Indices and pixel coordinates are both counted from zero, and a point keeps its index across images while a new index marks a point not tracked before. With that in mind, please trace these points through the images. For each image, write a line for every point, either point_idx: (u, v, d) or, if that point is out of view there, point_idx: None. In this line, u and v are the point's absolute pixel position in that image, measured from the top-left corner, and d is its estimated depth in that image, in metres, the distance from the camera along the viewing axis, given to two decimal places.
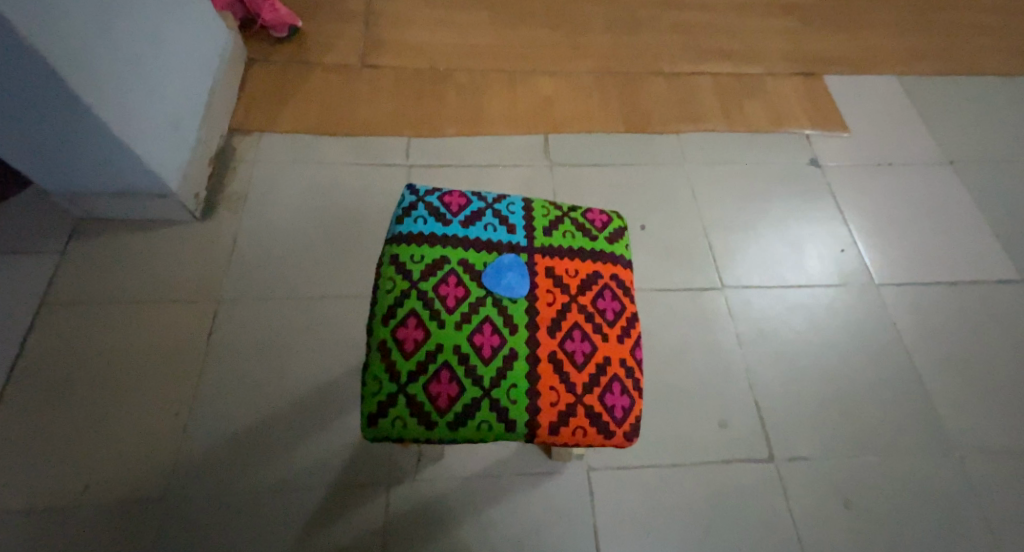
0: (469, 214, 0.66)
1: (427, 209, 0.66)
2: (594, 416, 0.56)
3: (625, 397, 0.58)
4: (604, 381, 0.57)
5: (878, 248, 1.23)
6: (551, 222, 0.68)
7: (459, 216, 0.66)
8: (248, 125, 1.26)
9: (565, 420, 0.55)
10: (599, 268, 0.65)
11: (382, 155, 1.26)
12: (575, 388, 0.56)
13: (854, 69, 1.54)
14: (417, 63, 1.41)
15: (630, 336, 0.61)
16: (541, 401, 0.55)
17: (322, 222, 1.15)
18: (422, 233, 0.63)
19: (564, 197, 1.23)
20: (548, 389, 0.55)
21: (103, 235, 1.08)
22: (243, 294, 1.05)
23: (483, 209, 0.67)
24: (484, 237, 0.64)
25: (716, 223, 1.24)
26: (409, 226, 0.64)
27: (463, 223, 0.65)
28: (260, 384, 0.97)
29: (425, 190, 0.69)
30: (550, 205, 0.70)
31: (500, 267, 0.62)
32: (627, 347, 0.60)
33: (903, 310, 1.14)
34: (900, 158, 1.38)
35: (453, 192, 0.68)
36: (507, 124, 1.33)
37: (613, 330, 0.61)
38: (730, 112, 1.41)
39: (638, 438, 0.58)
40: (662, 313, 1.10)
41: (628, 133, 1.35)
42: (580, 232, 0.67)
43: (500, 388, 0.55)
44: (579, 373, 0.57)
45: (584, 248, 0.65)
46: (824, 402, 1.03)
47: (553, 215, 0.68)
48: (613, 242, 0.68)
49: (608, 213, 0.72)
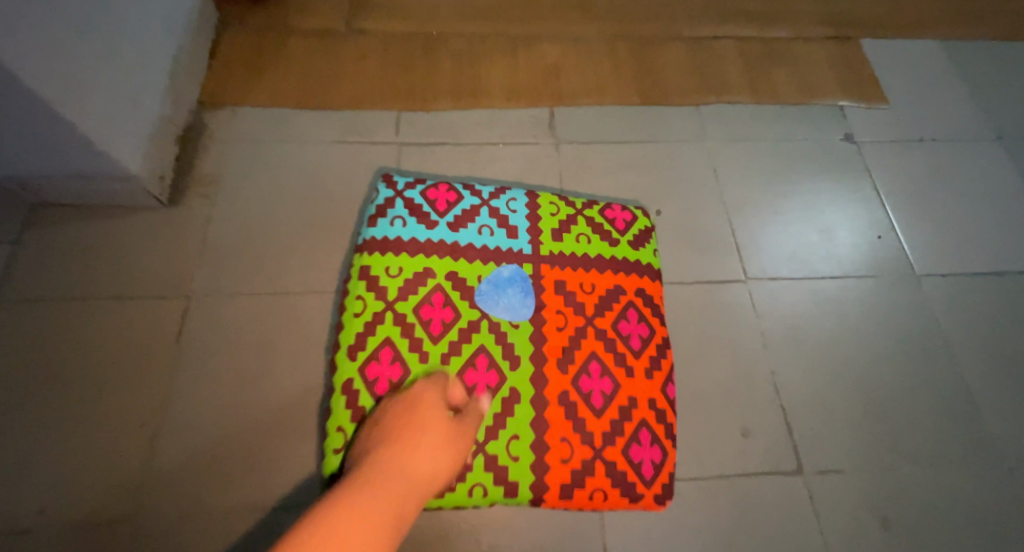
0: (456, 215, 0.85)
1: (411, 208, 0.85)
2: (619, 466, 0.74)
3: (650, 448, 0.76)
4: (626, 435, 0.75)
5: (920, 235, 1.11)
6: (558, 225, 0.88)
7: (446, 215, 0.85)
8: (220, 98, 1.14)
9: (589, 472, 0.73)
10: (624, 296, 0.84)
11: (370, 131, 1.14)
12: (597, 442, 0.74)
13: (894, 31, 1.39)
14: (408, 27, 1.27)
15: (648, 379, 0.79)
16: (562, 455, 0.73)
17: (303, 208, 1.04)
18: (399, 243, 0.81)
19: (571, 179, 1.11)
20: (566, 445, 0.74)
21: (60, 224, 0.98)
22: (215, 289, 0.95)
23: (474, 209, 0.86)
24: (476, 243, 0.84)
25: (739, 208, 1.12)
26: (390, 231, 0.82)
27: (450, 224, 0.85)
28: (235, 390, 0.87)
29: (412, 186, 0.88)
30: (555, 208, 0.89)
31: (499, 281, 0.81)
32: (647, 393, 0.78)
33: (946, 304, 1.04)
34: (943, 133, 1.24)
35: (438, 191, 0.87)
36: (508, 96, 1.20)
37: (634, 376, 0.79)
38: (755, 81, 1.27)
39: (666, 498, 0.75)
40: (679, 309, 1.00)
41: (642, 105, 1.22)
42: (590, 236, 0.88)
43: (498, 446, 0.72)
44: (600, 427, 0.75)
45: (604, 265, 0.85)
46: (858, 409, 0.93)
47: (557, 219, 0.88)
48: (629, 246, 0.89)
49: (627, 216, 0.92)
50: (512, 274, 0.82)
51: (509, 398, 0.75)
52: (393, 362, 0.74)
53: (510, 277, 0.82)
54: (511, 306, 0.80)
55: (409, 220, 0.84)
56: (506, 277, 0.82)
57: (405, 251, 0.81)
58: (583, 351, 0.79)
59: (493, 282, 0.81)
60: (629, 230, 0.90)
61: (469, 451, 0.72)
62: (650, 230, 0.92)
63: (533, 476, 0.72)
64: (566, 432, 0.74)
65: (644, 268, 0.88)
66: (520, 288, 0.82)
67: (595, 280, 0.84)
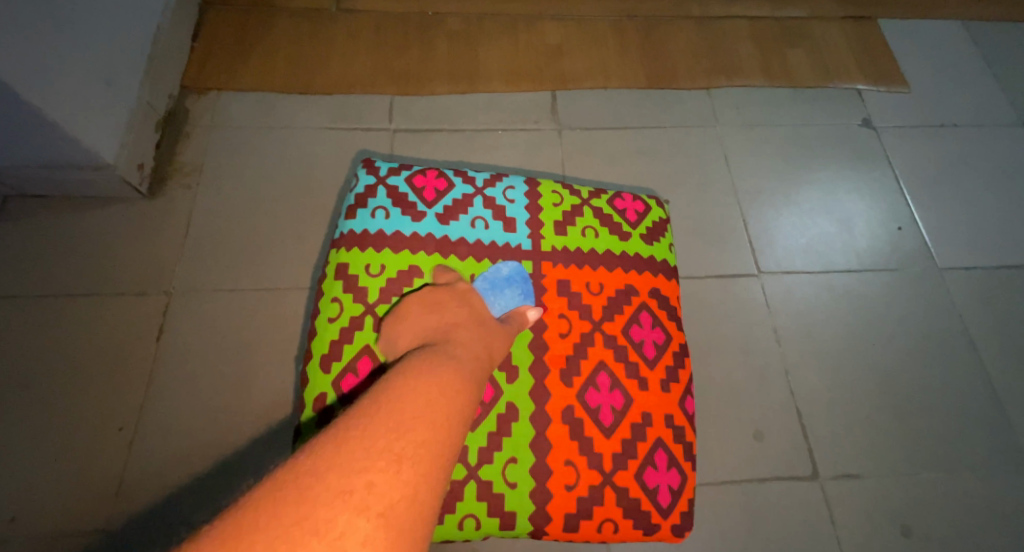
0: (445, 207, 0.78)
1: (397, 199, 0.78)
2: (632, 491, 0.67)
3: (667, 471, 0.69)
4: (638, 455, 0.68)
5: (942, 226, 1.05)
6: (559, 218, 0.81)
7: (434, 207, 0.78)
8: (204, 83, 1.08)
9: (598, 499, 0.66)
10: (633, 298, 0.77)
11: (362, 116, 1.08)
12: (605, 463, 0.67)
13: (916, 11, 1.32)
14: (402, 7, 1.21)
15: (663, 388, 0.72)
16: (566, 479, 0.66)
17: (291, 198, 0.99)
18: (382, 238, 0.74)
19: (574, 167, 1.06)
20: (570, 467, 0.66)
21: (35, 216, 0.93)
22: (198, 285, 0.90)
23: (466, 200, 0.79)
24: (467, 237, 0.77)
25: (752, 198, 1.06)
26: (372, 225, 0.75)
27: (439, 217, 0.78)
28: (219, 391, 0.83)
29: (397, 173, 0.81)
30: (557, 199, 0.82)
31: (496, 282, 0.73)
32: (660, 405, 0.71)
33: (971, 300, 0.98)
34: (966, 119, 1.18)
35: (428, 180, 0.80)
36: (508, 80, 1.14)
37: (646, 385, 0.72)
38: (769, 63, 1.20)
39: (685, 530, 0.68)
40: (689, 304, 0.95)
41: (649, 89, 1.16)
42: (598, 229, 0.81)
43: (493, 468, 0.65)
44: (608, 444, 0.68)
45: (610, 260, 0.78)
46: (877, 410, 0.89)
47: (559, 211, 0.81)
48: (639, 239, 0.82)
49: (639, 205, 0.85)
50: (510, 274, 0.74)
51: (506, 414, 0.68)
52: (374, 375, 0.67)
53: (508, 277, 0.74)
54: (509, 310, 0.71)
55: (393, 210, 0.77)
56: (503, 277, 0.74)
57: (386, 247, 0.74)
58: (590, 360, 0.72)
59: (489, 283, 0.73)
60: (640, 223, 0.83)
61: (461, 474, 0.65)
62: (661, 222, 0.85)
63: (532, 506, 0.65)
64: (571, 454, 0.67)
65: (657, 263, 0.81)
66: (519, 288, 0.73)
67: (601, 280, 0.77)
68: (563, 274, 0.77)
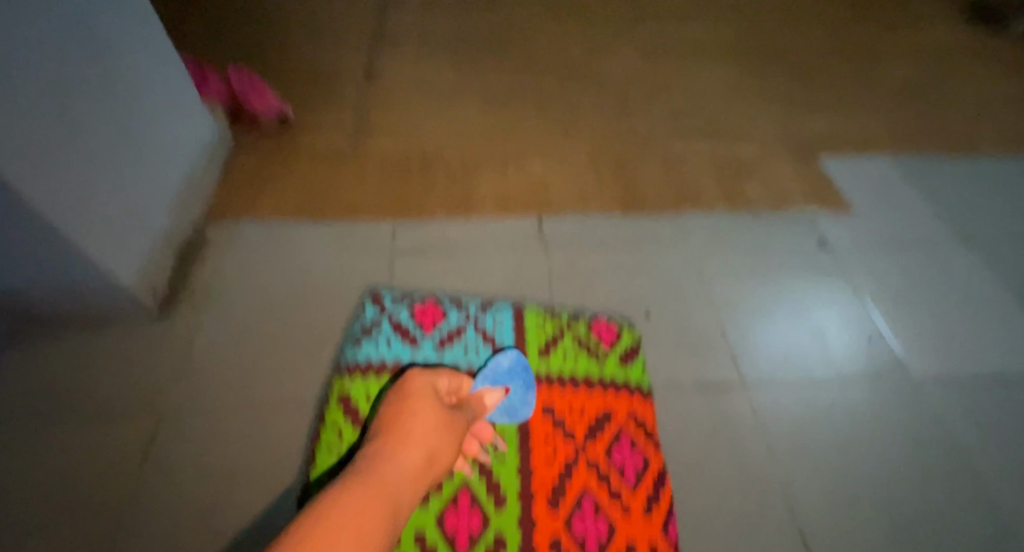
0: (438, 338, 1.02)
1: (399, 333, 1.02)
2: None
3: None
4: None
5: (910, 338, 1.11)
6: (543, 349, 1.02)
7: (430, 336, 1.02)
8: (223, 213, 1.20)
9: None
10: (609, 427, 0.93)
11: (369, 241, 1.17)
12: None
13: (852, 146, 1.51)
14: (405, 147, 1.38)
15: (639, 510, 0.85)
16: None
17: (294, 317, 1.05)
18: (389, 365, 0.98)
19: (560, 281, 1.14)
20: None
21: (49, 339, 0.98)
22: (193, 405, 0.93)
23: (458, 330, 1.03)
24: (458, 362, 0.99)
25: (728, 310, 1.13)
26: (382, 353, 1.00)
27: (434, 345, 1.01)
28: (200, 517, 0.82)
29: (402, 311, 1.05)
30: (544, 332, 1.04)
31: (500, 375, 0.96)
32: (637, 526, 0.84)
33: (949, 410, 1.01)
34: (914, 238, 1.30)
35: (424, 316, 1.05)
36: (498, 206, 1.26)
37: (623, 508, 0.85)
38: (729, 191, 1.35)
39: None
40: (680, 415, 0.97)
41: (625, 212, 1.28)
42: (580, 356, 1.02)
43: None
44: None
45: (586, 390, 0.97)
46: (876, 530, 0.87)
47: (544, 341, 1.03)
48: (613, 362, 1.01)
49: (612, 332, 1.05)
50: (510, 366, 0.98)
51: (496, 544, 0.80)
52: None
53: (509, 370, 0.97)
54: (512, 399, 0.94)
55: (397, 342, 1.01)
56: (505, 370, 0.97)
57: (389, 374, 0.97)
58: (574, 486, 0.87)
59: (494, 376, 0.96)
60: (615, 347, 1.03)
61: None
62: (633, 345, 1.04)
63: None
64: None
65: (629, 387, 0.98)
66: (520, 380, 0.96)
67: (583, 404, 0.96)
68: (548, 409, 0.94)
